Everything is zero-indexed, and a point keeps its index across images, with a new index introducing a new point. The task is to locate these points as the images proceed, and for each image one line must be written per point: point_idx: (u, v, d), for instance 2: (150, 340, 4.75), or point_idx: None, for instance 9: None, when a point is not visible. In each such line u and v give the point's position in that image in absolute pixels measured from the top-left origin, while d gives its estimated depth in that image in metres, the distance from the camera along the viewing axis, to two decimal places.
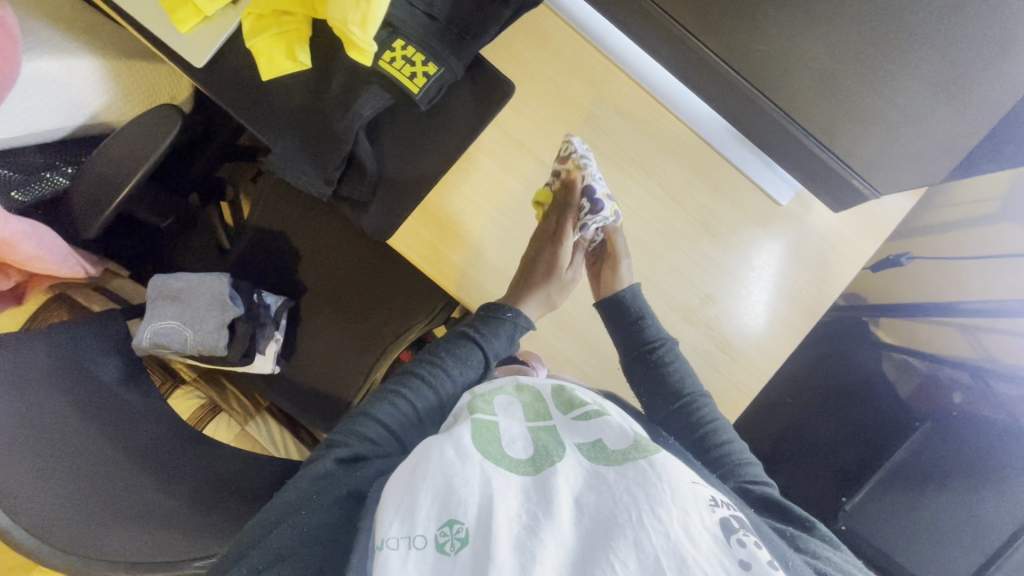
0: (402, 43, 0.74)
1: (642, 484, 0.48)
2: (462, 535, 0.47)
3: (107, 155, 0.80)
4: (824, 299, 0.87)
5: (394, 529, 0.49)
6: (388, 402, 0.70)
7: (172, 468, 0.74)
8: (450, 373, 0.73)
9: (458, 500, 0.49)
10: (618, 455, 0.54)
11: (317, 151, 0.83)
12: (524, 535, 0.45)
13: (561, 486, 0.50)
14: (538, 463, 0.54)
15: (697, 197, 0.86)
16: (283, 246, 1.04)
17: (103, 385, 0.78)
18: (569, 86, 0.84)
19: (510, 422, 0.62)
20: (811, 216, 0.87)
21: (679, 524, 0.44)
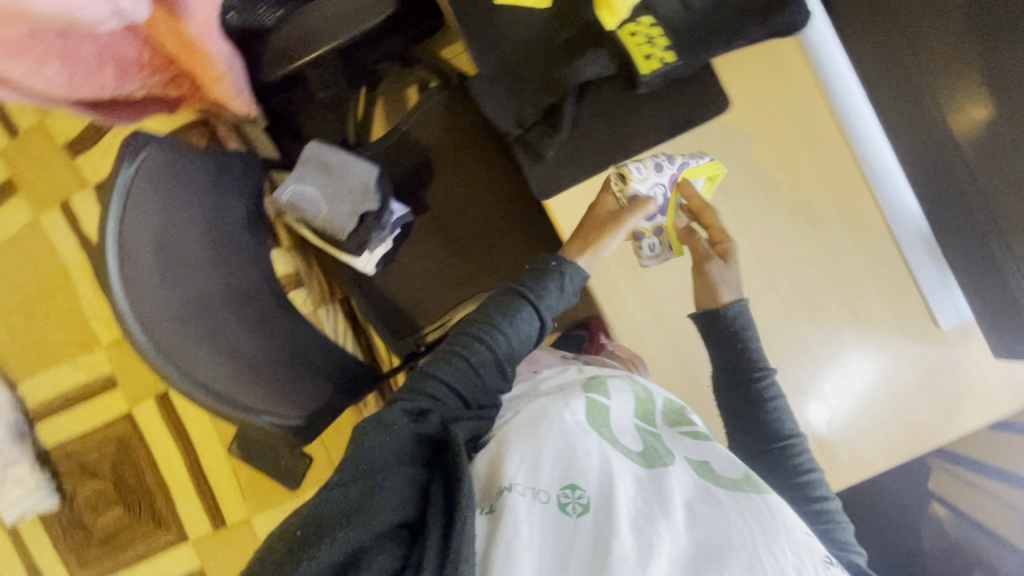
0: (653, 21, 0.67)
1: (758, 517, 0.51)
2: (584, 502, 0.53)
3: (319, 12, 0.81)
4: (940, 437, 0.73)
5: (521, 476, 0.54)
6: (441, 362, 0.63)
7: (258, 322, 0.77)
8: (502, 331, 0.63)
9: (581, 468, 0.55)
10: (728, 481, 0.58)
11: (520, 86, 0.72)
12: (641, 520, 0.51)
13: (675, 487, 0.55)
14: (649, 459, 0.59)
15: (853, 281, 0.73)
16: (422, 162, 1.01)
17: (231, 222, 0.80)
18: (772, 116, 0.72)
19: (621, 410, 0.65)
20: (965, 351, 0.72)
21: (792, 564, 0.48)
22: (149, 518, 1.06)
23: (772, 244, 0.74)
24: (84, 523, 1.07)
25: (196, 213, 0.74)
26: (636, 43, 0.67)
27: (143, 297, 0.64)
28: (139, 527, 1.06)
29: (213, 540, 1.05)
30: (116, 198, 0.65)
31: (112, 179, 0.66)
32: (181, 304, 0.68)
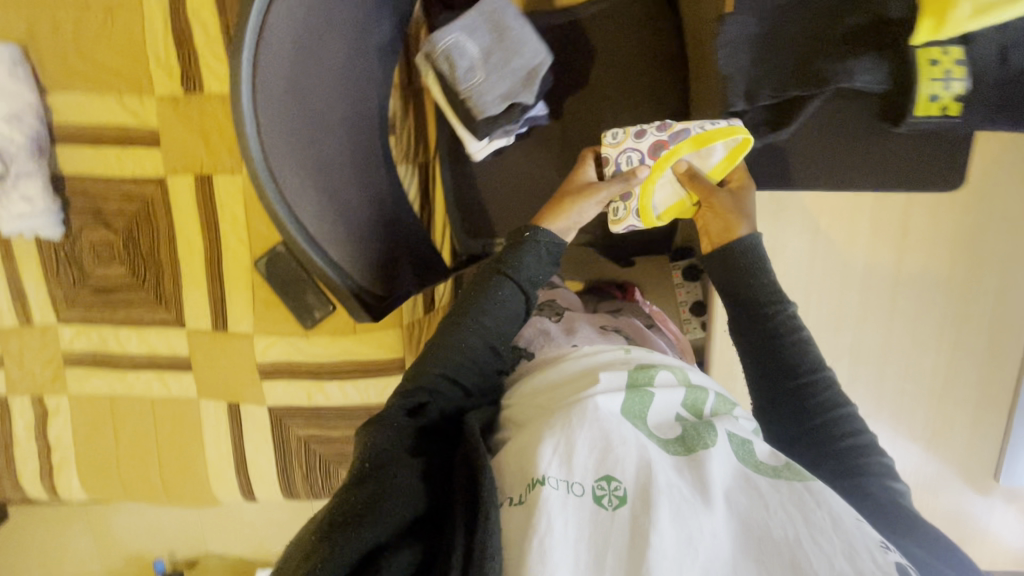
0: (962, 57, 0.56)
1: (799, 504, 0.44)
2: (620, 494, 0.45)
3: None
4: None
5: (552, 465, 0.46)
6: (434, 347, 0.59)
7: (367, 171, 0.67)
8: (487, 308, 0.59)
9: (617, 455, 0.47)
10: (768, 467, 0.49)
11: (769, 52, 0.60)
12: (679, 514, 0.43)
13: (714, 470, 0.47)
14: (687, 444, 0.51)
15: (951, 411, 0.72)
16: (584, 65, 0.88)
17: (376, 42, 0.66)
18: (998, 221, 0.64)
19: (665, 394, 0.55)
20: (999, 509, 0.74)
21: (844, 554, 0.41)
22: (151, 290, 1.01)
23: (905, 341, 0.70)
24: (82, 266, 1.01)
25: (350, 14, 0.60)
26: (931, 74, 0.56)
27: (270, 104, 0.53)
28: (138, 295, 1.02)
29: (210, 338, 1.02)
30: None
31: None
32: (299, 115, 0.57)
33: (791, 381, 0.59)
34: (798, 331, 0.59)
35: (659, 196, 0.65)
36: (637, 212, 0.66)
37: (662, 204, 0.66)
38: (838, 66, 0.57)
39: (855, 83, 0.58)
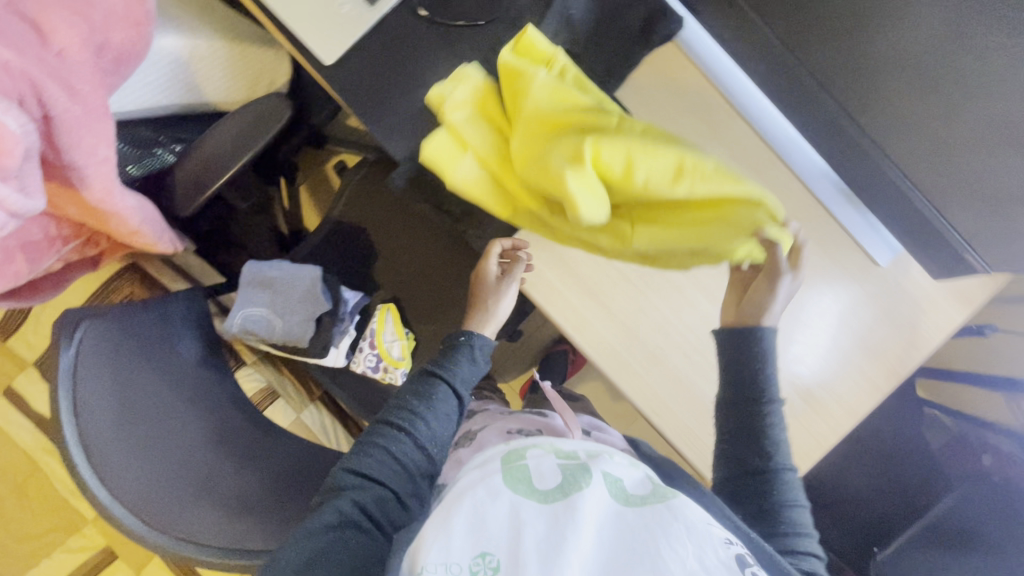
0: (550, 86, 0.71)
1: (661, 525, 0.51)
2: (495, 565, 0.48)
3: (217, 138, 0.80)
4: (909, 360, 0.77)
5: (432, 554, 0.49)
6: (369, 455, 0.67)
7: (245, 453, 0.76)
8: (424, 418, 0.70)
9: (490, 535, 0.50)
10: (637, 498, 0.55)
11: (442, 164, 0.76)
12: (547, 553, 0.47)
13: (587, 517, 0.51)
14: (566, 489, 0.54)
15: (796, 247, 0.77)
16: (364, 242, 1.01)
17: (189, 365, 0.79)
18: (689, 127, 0.76)
19: (540, 460, 0.60)
20: (908, 281, 0.77)
21: (694, 558, 0.49)
22: None
23: None
24: None
25: (148, 370, 0.72)
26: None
27: (117, 475, 0.63)
28: None
29: None
30: (64, 381, 0.63)
31: (52, 367, 0.63)
32: (158, 463, 0.67)
33: (750, 418, 0.70)
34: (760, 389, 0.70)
35: (394, 348, 0.97)
36: (396, 366, 0.97)
37: (401, 353, 0.97)
38: None
39: None
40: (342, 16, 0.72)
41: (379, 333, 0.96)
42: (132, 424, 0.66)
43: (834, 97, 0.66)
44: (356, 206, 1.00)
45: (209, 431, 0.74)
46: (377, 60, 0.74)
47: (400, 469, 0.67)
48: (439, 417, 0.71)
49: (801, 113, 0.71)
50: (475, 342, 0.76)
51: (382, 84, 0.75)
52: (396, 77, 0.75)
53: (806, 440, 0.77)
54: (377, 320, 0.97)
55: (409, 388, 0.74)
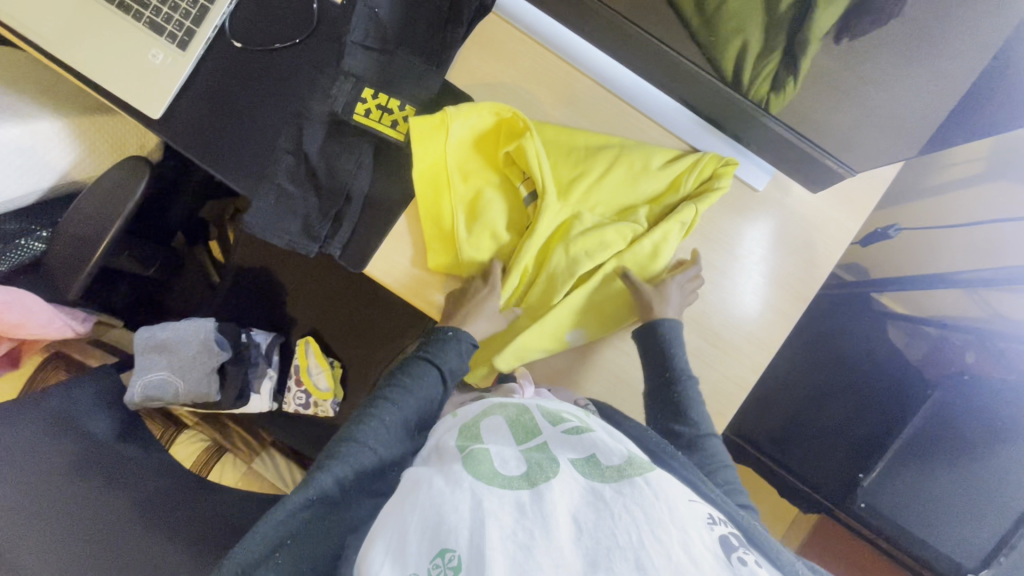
0: (373, 91, 0.69)
1: (639, 502, 0.43)
2: (454, 563, 0.41)
3: (78, 214, 0.82)
4: (812, 280, 0.74)
5: (385, 568, 0.44)
6: (360, 431, 0.63)
7: (166, 517, 0.75)
8: (407, 395, 0.66)
9: (450, 526, 0.44)
10: (613, 471, 0.48)
11: (292, 192, 0.72)
12: (520, 558, 0.40)
13: (558, 504, 0.44)
14: (532, 478, 0.48)
15: None
16: (268, 283, 0.99)
17: (97, 442, 0.79)
18: (534, 96, 0.73)
19: (501, 447, 0.54)
20: (791, 199, 0.75)
21: (679, 544, 0.40)
22: None
23: None
24: None
25: (49, 454, 0.72)
26: (374, 119, 0.69)
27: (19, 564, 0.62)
28: None
29: None
30: None
31: None
32: (65, 542, 0.66)
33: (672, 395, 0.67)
34: (670, 365, 0.68)
35: (319, 380, 0.93)
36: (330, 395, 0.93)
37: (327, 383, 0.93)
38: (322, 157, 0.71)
39: (358, 169, 0.71)
40: (156, 67, 0.72)
41: (303, 369, 0.93)
42: (33, 510, 0.66)
43: (651, 28, 0.63)
44: (254, 251, 0.99)
45: (127, 502, 0.73)
46: (205, 103, 0.74)
47: (387, 441, 0.63)
48: (425, 401, 0.67)
49: (631, 54, 0.68)
50: (461, 339, 0.68)
51: (213, 126, 0.73)
52: (227, 114, 0.74)
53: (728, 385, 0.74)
54: (299, 357, 0.95)
55: (397, 371, 0.70)
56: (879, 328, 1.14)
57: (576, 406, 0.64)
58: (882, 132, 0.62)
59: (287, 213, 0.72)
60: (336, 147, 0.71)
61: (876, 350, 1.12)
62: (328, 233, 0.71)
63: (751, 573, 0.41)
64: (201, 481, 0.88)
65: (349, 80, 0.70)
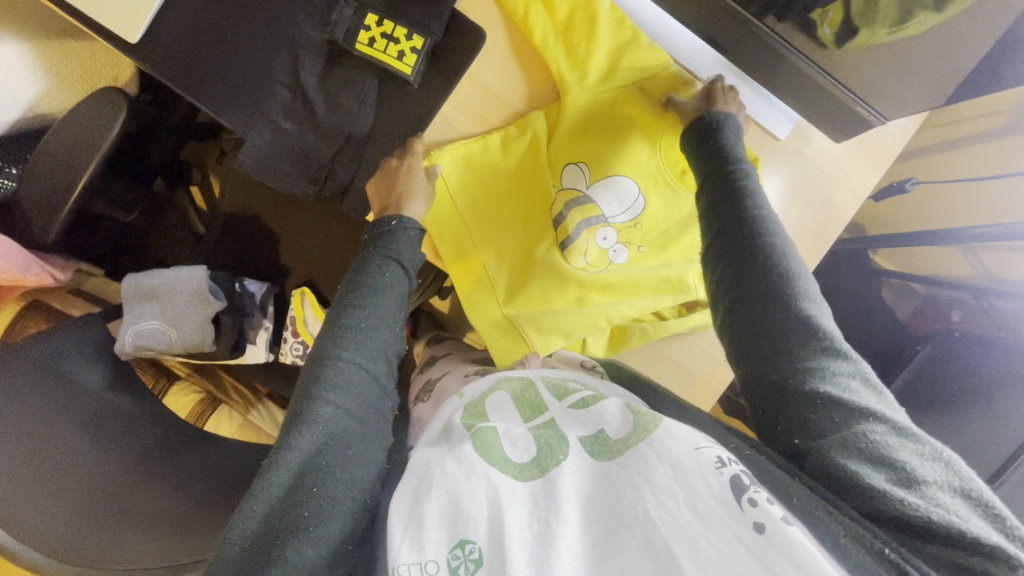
0: (376, 19, 0.63)
1: (643, 469, 0.42)
2: (476, 556, 0.41)
3: (50, 152, 0.76)
4: (827, 234, 0.73)
5: (403, 553, 0.41)
6: (348, 341, 0.57)
7: (169, 468, 0.74)
8: (379, 293, 0.60)
9: (466, 516, 0.42)
10: (620, 443, 0.46)
11: (287, 132, 0.67)
12: (538, 547, 0.40)
13: (568, 486, 0.43)
14: (543, 462, 0.46)
15: None
16: (258, 231, 0.94)
17: (89, 393, 0.76)
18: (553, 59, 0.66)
19: (507, 425, 0.51)
20: (812, 148, 0.72)
21: (686, 504, 0.40)
22: None
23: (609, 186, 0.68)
24: None
25: (39, 404, 0.69)
26: (378, 49, 0.64)
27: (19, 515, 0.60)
28: None
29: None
30: None
31: None
32: (66, 493, 0.64)
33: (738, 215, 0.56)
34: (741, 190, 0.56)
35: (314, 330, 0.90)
36: None
37: None
38: (321, 92, 0.66)
39: (361, 109, 0.66)
40: None
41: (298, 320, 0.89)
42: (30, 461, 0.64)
43: None
44: (243, 196, 0.93)
45: (129, 455, 0.72)
46: (188, 27, 0.67)
47: (370, 356, 0.58)
48: (399, 301, 0.62)
49: None
50: (408, 228, 0.63)
51: (199, 56, 0.67)
52: (214, 40, 0.67)
53: None
54: (295, 308, 0.91)
55: (352, 274, 0.62)
56: (877, 285, 1.15)
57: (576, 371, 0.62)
58: (912, 78, 0.59)
59: (285, 155, 0.68)
60: (337, 83, 0.66)
61: (872, 306, 1.14)
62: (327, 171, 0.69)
63: (762, 513, 0.38)
64: (200, 433, 0.86)
65: (352, 5, 0.64)
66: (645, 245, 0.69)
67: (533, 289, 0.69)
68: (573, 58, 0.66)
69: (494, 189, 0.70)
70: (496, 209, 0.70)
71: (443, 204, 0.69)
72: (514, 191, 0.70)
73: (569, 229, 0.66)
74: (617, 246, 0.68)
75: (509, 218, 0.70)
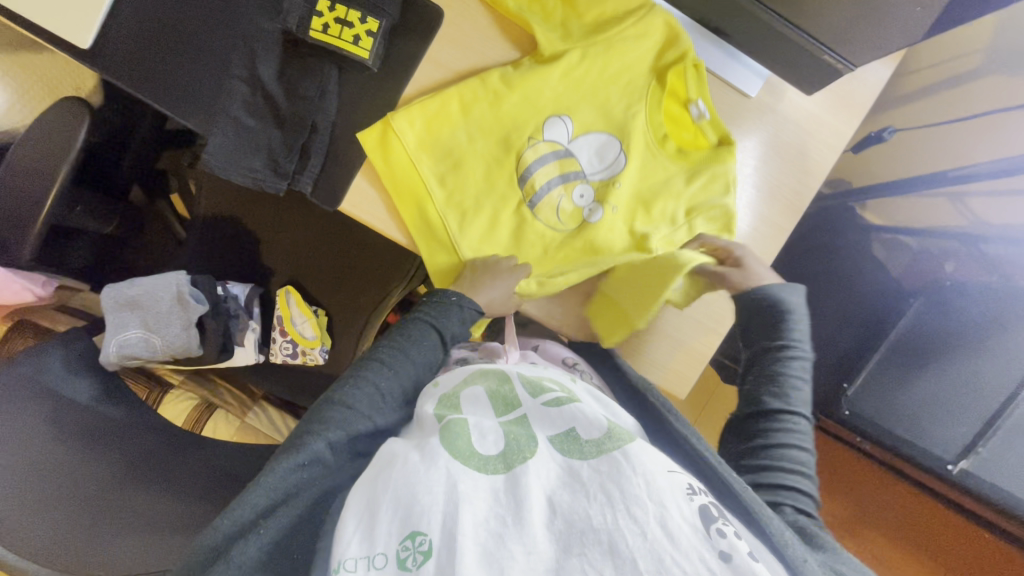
0: (329, 4, 0.62)
1: (616, 478, 0.41)
2: (424, 548, 0.40)
3: (15, 167, 0.75)
4: (807, 191, 0.72)
5: (352, 548, 0.44)
6: (363, 388, 0.62)
7: (164, 475, 0.74)
8: (409, 360, 0.65)
9: (421, 509, 0.43)
10: (592, 446, 0.45)
11: (248, 127, 0.65)
12: (492, 545, 0.40)
13: (532, 486, 0.42)
14: (508, 458, 0.46)
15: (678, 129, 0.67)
16: (238, 233, 0.94)
17: (79, 406, 0.76)
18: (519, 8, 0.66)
19: (480, 418, 0.52)
20: (785, 104, 0.71)
21: (655, 520, 0.38)
22: None
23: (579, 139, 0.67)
24: None
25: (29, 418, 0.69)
26: (333, 35, 0.62)
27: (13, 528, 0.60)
28: None
29: None
30: None
31: None
32: (60, 505, 0.64)
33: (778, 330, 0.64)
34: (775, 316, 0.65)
35: (303, 328, 0.90)
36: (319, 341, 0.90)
37: (314, 331, 0.90)
38: (280, 83, 0.65)
39: (323, 97, 0.65)
40: None
41: (286, 320, 0.89)
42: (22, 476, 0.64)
43: None
44: (220, 196, 0.92)
45: (123, 464, 0.72)
46: (140, 27, 0.66)
47: (382, 408, 0.62)
48: (420, 372, 0.66)
49: None
50: (466, 307, 0.67)
51: (154, 57, 0.66)
52: (171, 41, 0.66)
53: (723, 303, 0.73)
54: (280, 306, 0.91)
55: (393, 333, 0.69)
56: (867, 241, 1.15)
57: (561, 375, 0.62)
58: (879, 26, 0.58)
59: (249, 150, 0.66)
60: (296, 73, 0.65)
61: (861, 262, 1.13)
62: (296, 169, 0.66)
63: (730, 545, 0.38)
64: (195, 439, 0.86)
65: None
66: (620, 208, 0.66)
67: (505, 248, 0.68)
68: (543, 17, 0.67)
69: (466, 143, 0.66)
70: (465, 173, 0.66)
71: (406, 166, 0.65)
72: (488, 142, 0.66)
73: (536, 185, 0.66)
74: (593, 206, 0.67)
75: (478, 182, 0.66)
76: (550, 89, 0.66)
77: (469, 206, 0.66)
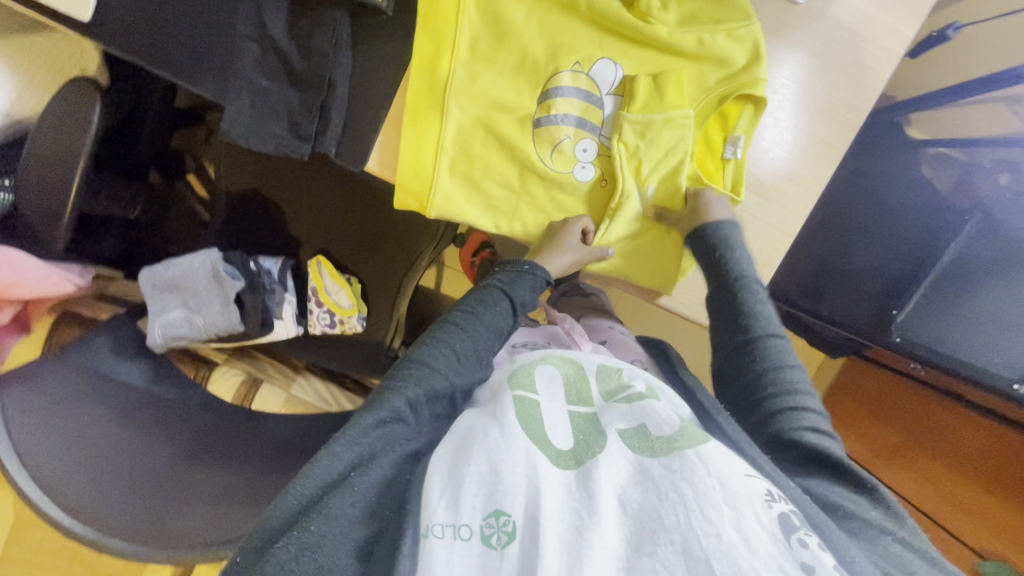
0: None
1: (689, 477, 0.40)
2: (509, 529, 0.41)
3: (36, 157, 0.74)
4: (861, 104, 0.67)
5: (439, 514, 0.42)
6: (436, 349, 0.60)
7: (223, 449, 0.76)
8: (484, 320, 0.63)
9: (504, 488, 0.42)
10: (664, 443, 0.44)
11: (261, 89, 0.62)
12: (572, 535, 0.39)
13: (606, 483, 0.42)
14: (580, 455, 0.45)
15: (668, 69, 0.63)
16: (263, 206, 0.92)
17: (133, 388, 0.77)
18: None
19: (552, 402, 0.51)
20: (835, 9, 0.65)
21: (731, 524, 0.38)
22: None
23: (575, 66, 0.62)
24: None
25: (89, 403, 0.70)
26: None
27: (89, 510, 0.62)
28: None
29: None
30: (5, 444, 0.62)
31: None
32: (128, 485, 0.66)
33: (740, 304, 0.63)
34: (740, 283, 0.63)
35: (338, 297, 0.90)
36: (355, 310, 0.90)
37: (349, 299, 0.90)
38: (292, 38, 0.61)
39: (337, 47, 0.61)
40: None
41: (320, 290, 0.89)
42: (91, 460, 0.65)
43: None
44: (238, 170, 0.90)
45: (183, 442, 0.73)
46: None
47: (459, 370, 0.60)
48: (494, 331, 0.63)
49: None
50: (536, 272, 0.65)
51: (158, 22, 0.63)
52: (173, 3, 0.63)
53: (771, 233, 0.69)
54: (314, 277, 0.91)
55: (467, 297, 0.66)
56: (915, 159, 1.08)
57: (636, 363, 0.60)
58: None
59: (265, 114, 0.63)
60: (308, 25, 0.61)
61: (908, 182, 1.07)
62: (318, 129, 0.63)
63: (812, 557, 0.38)
64: (246, 413, 0.87)
65: None
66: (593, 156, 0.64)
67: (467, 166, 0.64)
68: None
69: (456, 41, 0.61)
70: (496, 62, 0.62)
71: (449, 10, 0.61)
72: (486, 49, 0.62)
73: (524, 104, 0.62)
74: (588, 163, 0.64)
75: (462, 85, 0.62)
76: (637, 36, 0.61)
77: (456, 108, 0.62)
